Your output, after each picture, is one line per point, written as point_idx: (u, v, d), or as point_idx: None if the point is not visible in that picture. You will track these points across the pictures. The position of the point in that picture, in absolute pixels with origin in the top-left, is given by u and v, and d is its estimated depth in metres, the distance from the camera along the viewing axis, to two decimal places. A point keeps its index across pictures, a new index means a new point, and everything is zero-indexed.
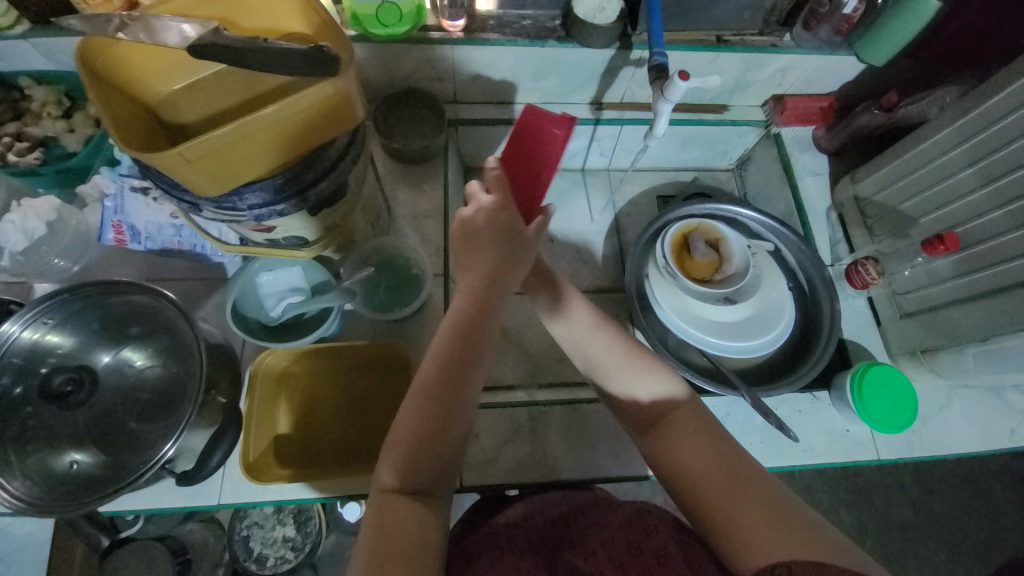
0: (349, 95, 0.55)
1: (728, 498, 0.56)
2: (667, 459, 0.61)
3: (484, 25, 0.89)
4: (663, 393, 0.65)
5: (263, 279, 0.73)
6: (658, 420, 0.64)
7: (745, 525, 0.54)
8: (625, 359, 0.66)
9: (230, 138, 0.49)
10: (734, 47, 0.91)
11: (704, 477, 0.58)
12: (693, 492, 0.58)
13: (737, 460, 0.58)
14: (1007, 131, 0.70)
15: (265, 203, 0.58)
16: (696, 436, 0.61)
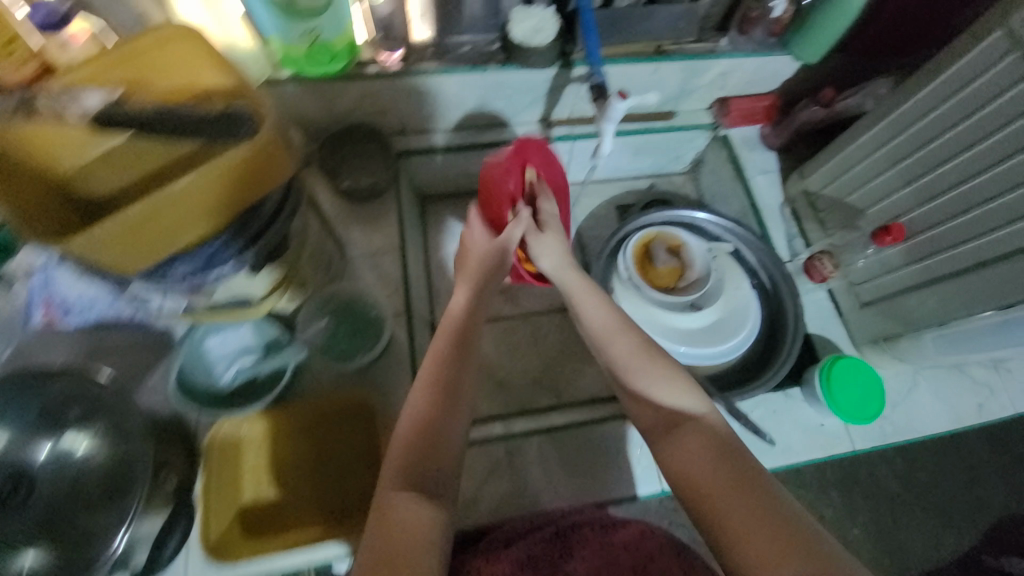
0: (273, 152, 0.52)
1: (737, 506, 0.53)
2: (674, 462, 0.59)
3: (422, 56, 0.88)
4: (679, 399, 0.63)
5: (211, 344, 0.71)
6: (672, 425, 0.62)
7: (750, 534, 0.51)
8: (640, 354, 0.67)
9: (146, 212, 0.47)
10: (673, 56, 0.93)
11: (710, 482, 0.55)
12: (698, 495, 0.56)
13: (749, 469, 0.56)
14: (937, 121, 0.71)
15: (197, 270, 0.55)
16: (704, 443, 0.59)
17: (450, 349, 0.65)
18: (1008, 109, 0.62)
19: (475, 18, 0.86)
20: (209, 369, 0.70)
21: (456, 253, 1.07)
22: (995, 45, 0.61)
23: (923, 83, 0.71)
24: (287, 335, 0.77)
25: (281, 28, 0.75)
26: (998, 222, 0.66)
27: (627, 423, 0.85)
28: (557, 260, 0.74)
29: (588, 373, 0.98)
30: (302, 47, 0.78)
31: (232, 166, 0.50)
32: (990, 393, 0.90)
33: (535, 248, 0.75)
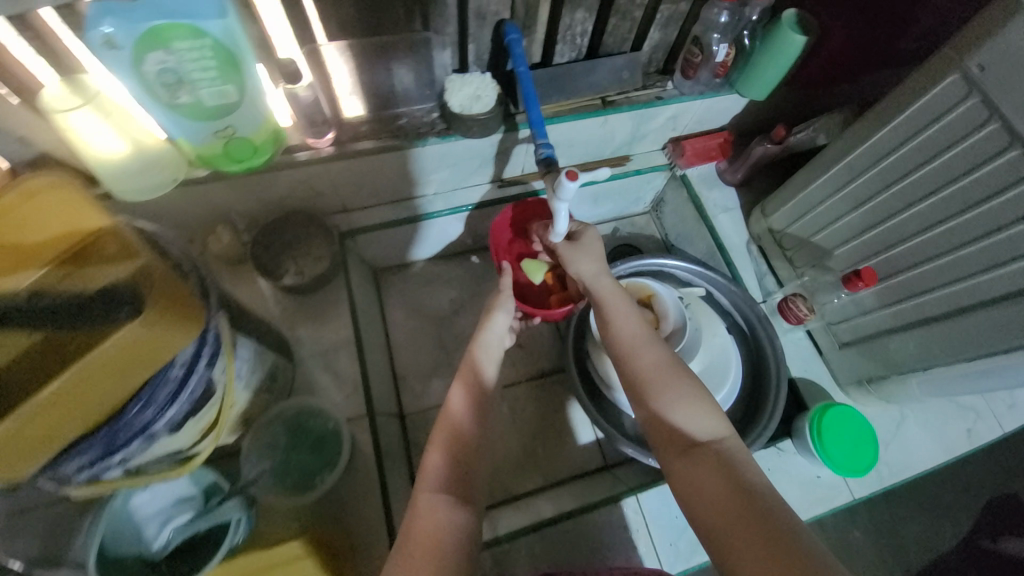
0: (168, 325, 0.45)
1: (742, 530, 0.49)
2: (683, 481, 0.56)
3: (356, 133, 0.79)
4: (695, 423, 0.60)
5: (139, 501, 0.64)
6: (688, 444, 0.58)
7: (753, 557, 0.47)
8: (659, 372, 0.64)
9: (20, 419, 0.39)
10: (620, 108, 0.87)
11: (717, 504, 0.52)
12: (705, 513, 0.52)
13: (760, 496, 0.51)
14: (899, 165, 0.69)
15: (98, 457, 0.46)
16: (715, 466, 0.55)
17: (455, 448, 0.66)
18: (971, 155, 0.60)
19: (409, 88, 0.79)
20: (139, 532, 0.63)
21: (419, 330, 1.04)
22: (953, 86, 0.59)
23: (878, 126, 0.70)
24: (225, 480, 0.70)
25: (191, 131, 0.67)
26: (976, 267, 0.64)
27: (620, 505, 0.79)
28: (593, 269, 0.77)
29: (575, 444, 0.96)
30: (215, 145, 0.70)
31: (126, 344, 0.43)
32: (977, 416, 0.89)
33: (567, 257, 0.78)
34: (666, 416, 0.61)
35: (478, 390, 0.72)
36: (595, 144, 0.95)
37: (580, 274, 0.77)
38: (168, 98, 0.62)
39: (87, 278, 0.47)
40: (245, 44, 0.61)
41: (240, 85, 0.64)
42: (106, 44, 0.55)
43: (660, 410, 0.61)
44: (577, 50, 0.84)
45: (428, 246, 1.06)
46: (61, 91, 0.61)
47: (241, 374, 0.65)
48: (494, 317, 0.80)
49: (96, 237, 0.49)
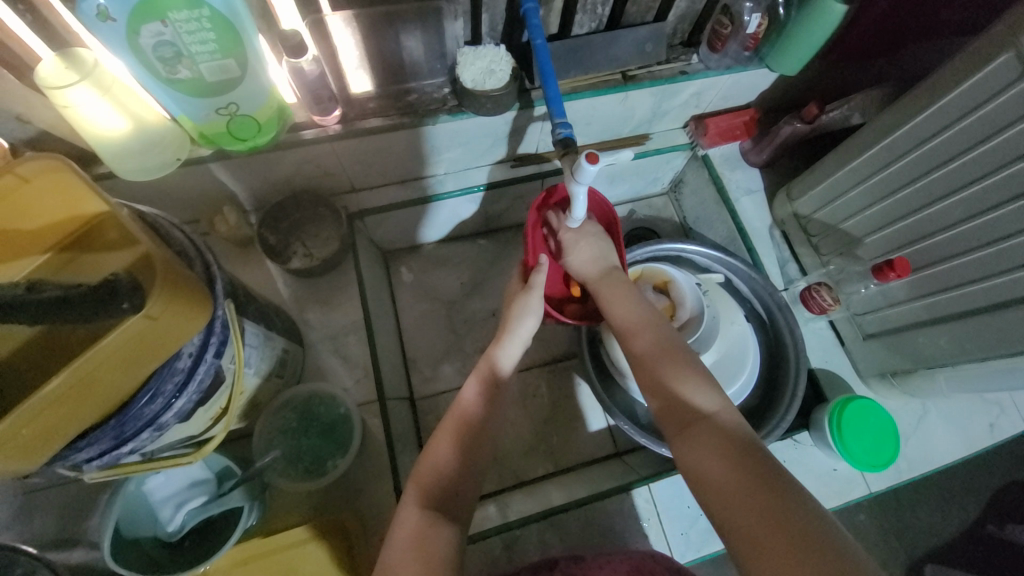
0: (175, 318, 0.44)
1: (744, 505, 0.48)
2: (687, 462, 0.55)
3: (363, 111, 0.76)
4: (695, 399, 0.58)
5: (154, 485, 0.64)
6: (686, 422, 0.57)
7: (754, 534, 0.47)
8: (655, 356, 0.64)
9: (19, 422, 0.38)
10: (642, 83, 0.82)
11: (717, 480, 0.51)
12: (708, 492, 0.52)
13: (760, 466, 0.50)
14: (941, 150, 0.64)
15: (111, 444, 0.47)
16: (714, 442, 0.54)
17: (462, 436, 0.64)
18: (1019, 143, 0.56)
19: (418, 64, 0.74)
20: (154, 515, 0.63)
21: (430, 312, 1.03)
22: (1006, 66, 0.54)
23: (920, 107, 0.64)
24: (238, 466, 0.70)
25: (190, 106, 0.65)
26: (1014, 262, 0.60)
27: (631, 494, 0.79)
28: (592, 257, 0.73)
29: (586, 431, 0.95)
30: (219, 123, 0.68)
31: (127, 341, 0.41)
32: (1000, 410, 0.86)
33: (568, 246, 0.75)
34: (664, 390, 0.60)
35: (492, 384, 0.69)
36: (613, 122, 0.90)
37: (580, 270, 0.74)
38: (167, 72, 0.59)
39: (95, 264, 0.47)
40: (247, 16, 0.57)
41: (241, 59, 0.61)
42: (100, 15, 0.52)
43: (661, 388, 0.61)
44: (597, 20, 0.79)
45: (438, 227, 1.03)
46: (57, 65, 0.57)
47: (251, 360, 0.64)
48: (522, 319, 0.72)
49: (92, 224, 0.47)
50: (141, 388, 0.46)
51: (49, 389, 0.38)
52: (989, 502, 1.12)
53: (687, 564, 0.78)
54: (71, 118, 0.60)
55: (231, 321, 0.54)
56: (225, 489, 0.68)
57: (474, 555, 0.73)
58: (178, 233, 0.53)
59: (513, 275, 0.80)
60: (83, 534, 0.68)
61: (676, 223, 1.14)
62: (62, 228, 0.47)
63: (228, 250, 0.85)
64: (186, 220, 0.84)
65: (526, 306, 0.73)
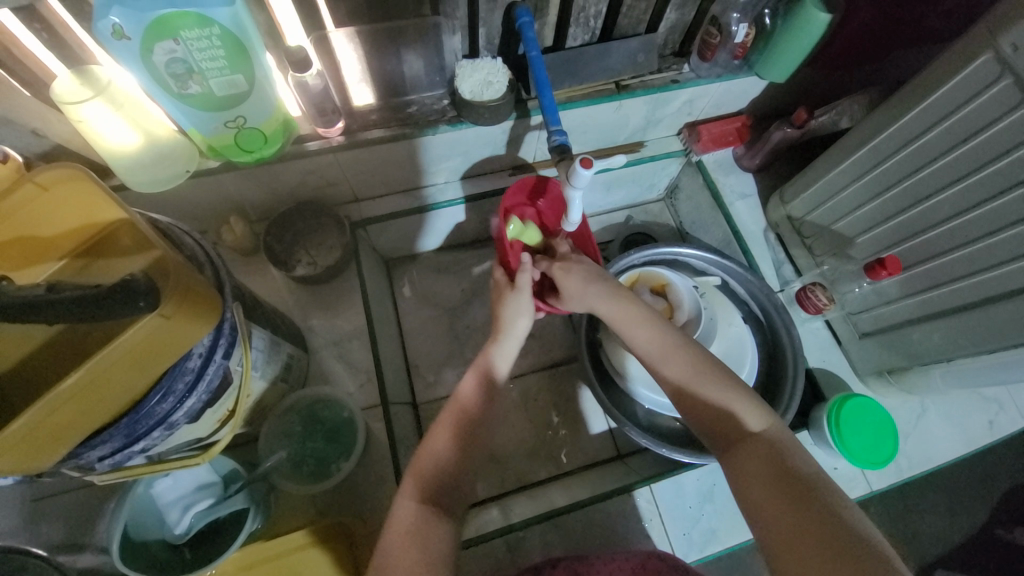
0: (185, 320, 0.45)
1: (796, 520, 0.49)
2: (734, 475, 0.55)
3: (365, 122, 0.78)
4: (742, 416, 0.58)
5: (162, 488, 0.65)
6: (735, 437, 0.57)
7: (805, 549, 0.47)
8: (693, 368, 0.63)
9: (35, 420, 0.39)
10: (636, 92, 0.84)
11: (767, 495, 0.52)
12: (756, 506, 0.52)
13: (811, 483, 0.51)
14: (926, 150, 0.66)
15: (123, 444, 0.48)
16: (765, 458, 0.54)
17: (464, 436, 0.65)
18: (1002, 139, 0.58)
19: (418, 77, 0.77)
20: (162, 518, 0.65)
21: (432, 319, 1.04)
22: (986, 67, 0.56)
23: (905, 108, 0.67)
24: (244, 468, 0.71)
25: (200, 120, 0.67)
26: (1004, 256, 0.61)
27: (633, 494, 0.79)
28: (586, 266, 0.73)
29: (587, 434, 0.96)
30: (227, 135, 0.70)
31: (140, 342, 0.43)
32: (999, 407, 0.87)
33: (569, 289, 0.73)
34: (706, 406, 0.60)
35: (494, 386, 0.70)
36: (608, 129, 0.93)
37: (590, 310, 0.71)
38: (178, 88, 0.62)
39: (109, 269, 0.49)
40: (255, 35, 0.60)
41: (250, 74, 0.64)
42: (115, 34, 0.55)
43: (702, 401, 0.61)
44: (590, 33, 0.82)
45: (438, 236, 1.05)
46: (72, 83, 0.59)
47: (257, 364, 0.66)
48: (516, 321, 0.74)
49: (108, 231, 0.49)
50: (152, 388, 0.48)
51: (63, 387, 0.40)
52: (994, 504, 1.12)
53: (692, 564, 0.78)
54: (87, 134, 0.63)
55: (239, 324, 0.56)
56: (231, 492, 0.69)
57: (478, 557, 0.73)
58: (189, 240, 0.56)
59: (495, 273, 0.81)
60: (91, 539, 0.69)
61: (672, 228, 1.16)
62: (77, 235, 0.49)
63: (235, 259, 0.87)
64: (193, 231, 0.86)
65: (517, 308, 0.74)
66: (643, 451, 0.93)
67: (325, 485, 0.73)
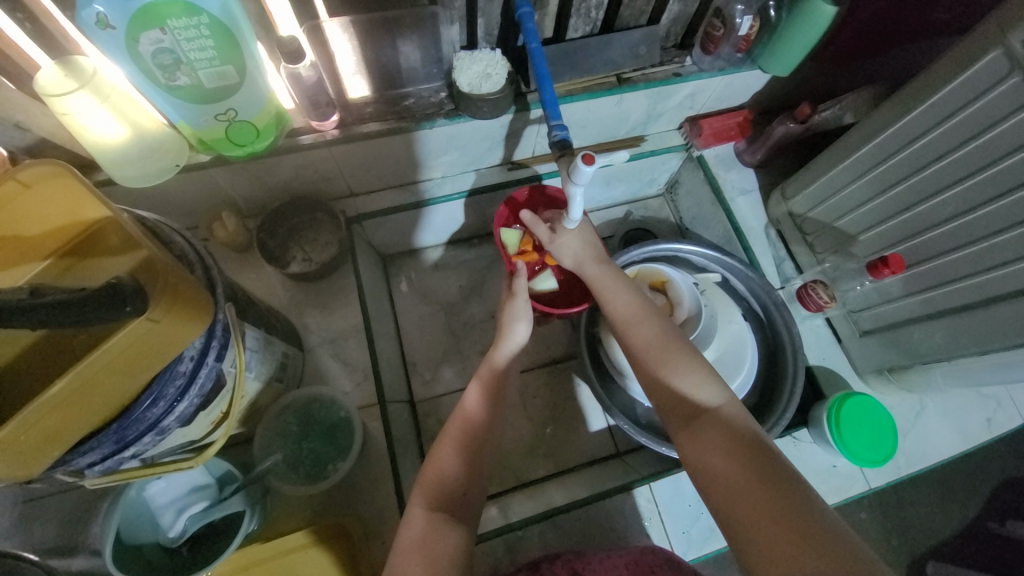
0: (176, 323, 0.44)
1: (749, 499, 0.49)
2: (693, 455, 0.55)
3: (361, 115, 0.76)
4: (698, 393, 0.58)
5: (156, 490, 0.65)
6: (691, 414, 0.58)
7: (758, 530, 0.47)
8: (659, 347, 0.63)
9: (19, 430, 0.38)
10: (637, 85, 0.82)
11: (722, 475, 0.52)
12: (714, 484, 0.52)
13: (762, 460, 0.51)
14: (932, 147, 0.65)
15: (112, 449, 0.47)
16: (720, 437, 0.54)
17: (462, 438, 0.65)
18: (1012, 136, 0.57)
19: (415, 68, 0.75)
20: (155, 520, 0.63)
21: (429, 315, 1.03)
22: (995, 63, 0.55)
23: (912, 104, 0.65)
24: (239, 470, 0.69)
25: (189, 112, 0.65)
26: (1011, 255, 0.60)
27: (633, 493, 0.79)
28: (579, 256, 0.75)
29: (586, 431, 0.96)
30: (218, 129, 0.68)
31: (127, 347, 0.41)
32: (997, 405, 0.87)
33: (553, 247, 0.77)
34: (668, 387, 0.60)
35: (492, 385, 0.70)
36: (609, 123, 0.91)
37: (574, 258, 0.75)
38: (165, 79, 0.60)
39: (95, 270, 0.47)
40: (245, 23, 0.58)
41: (240, 65, 0.61)
42: (99, 23, 0.53)
43: (661, 382, 0.61)
44: (592, 24, 0.80)
45: (436, 231, 1.03)
46: (55, 74, 0.57)
47: (251, 364, 0.64)
48: (514, 327, 0.73)
49: (93, 230, 0.47)
50: (142, 392, 0.46)
51: (51, 394, 0.38)
52: (989, 499, 1.13)
53: (692, 562, 0.78)
54: (72, 126, 0.60)
55: (232, 325, 0.55)
56: (226, 494, 0.68)
57: (477, 557, 0.73)
58: (178, 237, 0.54)
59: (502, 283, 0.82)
60: (83, 542, 0.68)
61: (672, 224, 1.15)
62: (62, 234, 0.47)
63: (227, 255, 0.86)
64: (184, 226, 0.85)
65: (515, 312, 0.74)
66: (642, 448, 0.93)
67: (322, 487, 0.72)
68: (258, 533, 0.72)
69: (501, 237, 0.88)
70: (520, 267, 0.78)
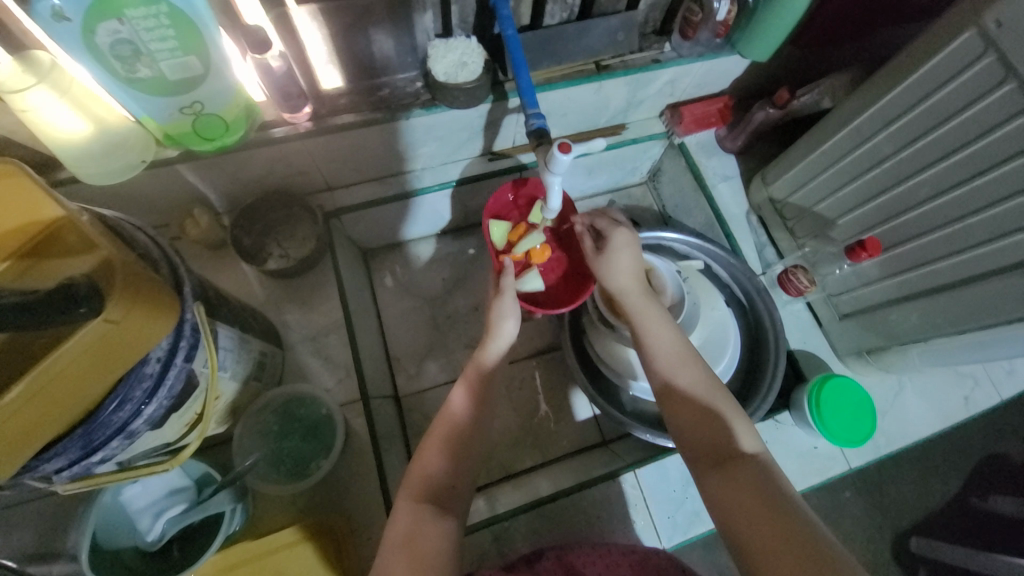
0: (138, 321, 0.43)
1: (776, 551, 0.47)
2: (719, 497, 0.54)
3: (335, 107, 0.74)
4: (732, 436, 0.57)
5: (132, 494, 0.63)
6: (723, 458, 0.56)
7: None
8: (705, 386, 0.62)
9: None
10: (616, 72, 0.82)
11: (748, 521, 0.50)
12: (740, 529, 0.50)
13: (795, 513, 0.49)
14: (907, 130, 0.66)
15: (79, 455, 0.46)
16: (750, 480, 0.53)
17: (445, 434, 0.64)
18: (985, 117, 0.57)
19: (389, 57, 0.73)
20: (132, 526, 0.62)
21: (412, 310, 1.02)
22: (968, 44, 0.55)
23: (888, 87, 0.65)
24: (218, 471, 0.68)
25: (154, 106, 0.63)
26: (985, 235, 0.61)
27: (619, 480, 0.79)
28: (629, 281, 0.72)
29: (573, 420, 0.96)
30: (185, 123, 0.66)
31: (87, 349, 0.40)
32: (974, 383, 0.89)
33: (602, 269, 0.74)
34: (704, 426, 0.59)
35: (475, 377, 0.69)
36: (589, 111, 0.90)
37: (618, 287, 0.72)
38: (126, 71, 0.58)
39: (53, 270, 0.45)
40: (207, 14, 0.56)
41: (205, 57, 0.59)
42: (54, 15, 0.51)
43: (697, 420, 0.60)
44: (569, 10, 0.77)
45: (417, 224, 1.02)
46: (12, 67, 0.54)
47: (225, 364, 0.63)
48: (502, 324, 0.72)
49: (52, 230, 0.45)
50: (108, 394, 0.45)
51: (5, 402, 0.37)
52: (966, 474, 1.16)
53: (672, 548, 0.78)
54: (30, 122, 0.57)
55: (201, 324, 0.53)
56: (205, 495, 0.66)
57: (465, 549, 0.73)
58: (142, 235, 0.52)
59: (489, 280, 0.81)
60: (60, 549, 0.66)
61: (655, 212, 1.15)
62: (19, 234, 0.45)
63: (202, 253, 0.84)
64: (155, 224, 0.82)
65: (503, 310, 0.73)
66: (628, 436, 0.93)
67: (305, 484, 0.72)
68: (241, 532, 0.71)
69: (490, 231, 0.84)
70: (508, 265, 0.77)
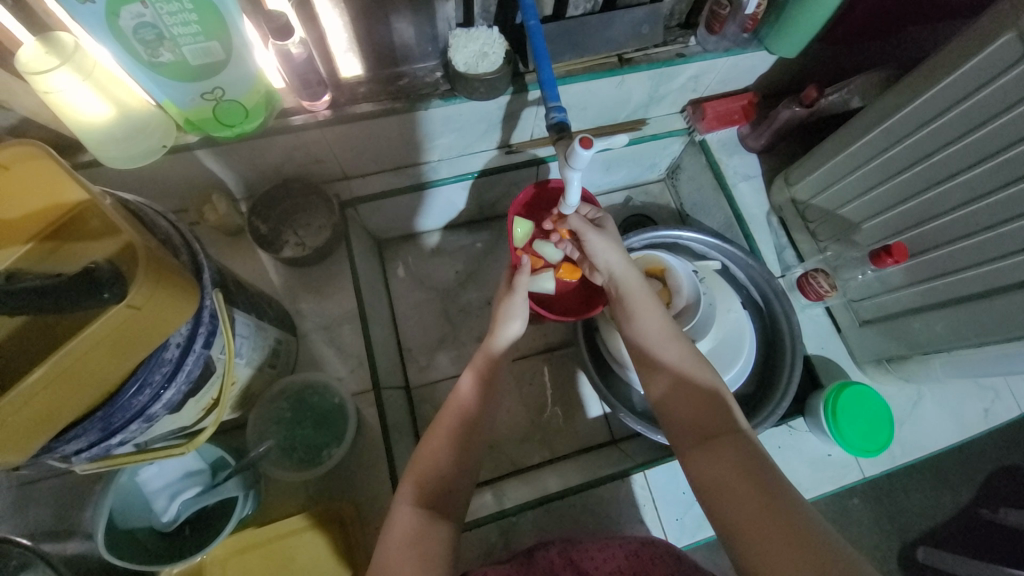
0: (157, 309, 0.43)
1: (755, 520, 0.49)
2: (702, 472, 0.55)
3: (354, 95, 0.73)
4: (721, 415, 0.58)
5: (148, 475, 0.64)
6: (707, 435, 0.57)
7: (766, 549, 0.47)
8: (692, 363, 0.62)
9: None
10: (639, 66, 0.80)
11: (731, 494, 0.52)
12: (722, 502, 0.52)
13: (774, 486, 0.51)
14: (941, 133, 0.63)
15: (99, 436, 0.46)
16: (736, 459, 0.54)
17: (455, 428, 0.64)
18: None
19: (409, 46, 0.72)
20: (149, 505, 0.63)
21: (425, 301, 1.02)
22: (1008, 47, 0.53)
23: (922, 89, 0.63)
24: (232, 456, 0.69)
25: (175, 91, 0.63)
26: (1016, 246, 0.59)
27: (628, 480, 0.79)
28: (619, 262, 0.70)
29: (583, 418, 0.96)
30: (204, 108, 0.66)
31: (107, 334, 0.40)
32: (995, 396, 0.87)
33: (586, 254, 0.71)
34: (688, 403, 0.60)
35: (485, 372, 0.69)
36: (609, 106, 0.88)
37: (608, 266, 0.71)
38: (148, 55, 0.58)
39: (75, 254, 0.45)
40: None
41: (226, 42, 0.59)
42: None
43: (680, 395, 0.61)
44: (593, 1, 0.75)
45: (433, 216, 1.02)
46: (37, 50, 0.54)
47: (242, 351, 0.63)
48: (508, 323, 0.72)
49: (73, 213, 0.45)
50: (128, 378, 0.46)
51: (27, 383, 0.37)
52: (980, 488, 1.13)
53: (684, 548, 0.78)
54: (53, 105, 0.58)
55: (220, 312, 0.54)
56: (219, 479, 0.67)
57: (470, 542, 0.73)
58: (163, 221, 0.52)
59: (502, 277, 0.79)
60: (77, 526, 0.68)
61: (673, 210, 1.14)
62: (43, 217, 0.46)
63: (219, 239, 0.84)
64: (174, 209, 0.83)
65: (511, 310, 0.72)
66: (638, 435, 0.93)
67: (315, 472, 0.72)
68: (252, 516, 0.72)
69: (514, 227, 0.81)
70: (525, 263, 0.75)
